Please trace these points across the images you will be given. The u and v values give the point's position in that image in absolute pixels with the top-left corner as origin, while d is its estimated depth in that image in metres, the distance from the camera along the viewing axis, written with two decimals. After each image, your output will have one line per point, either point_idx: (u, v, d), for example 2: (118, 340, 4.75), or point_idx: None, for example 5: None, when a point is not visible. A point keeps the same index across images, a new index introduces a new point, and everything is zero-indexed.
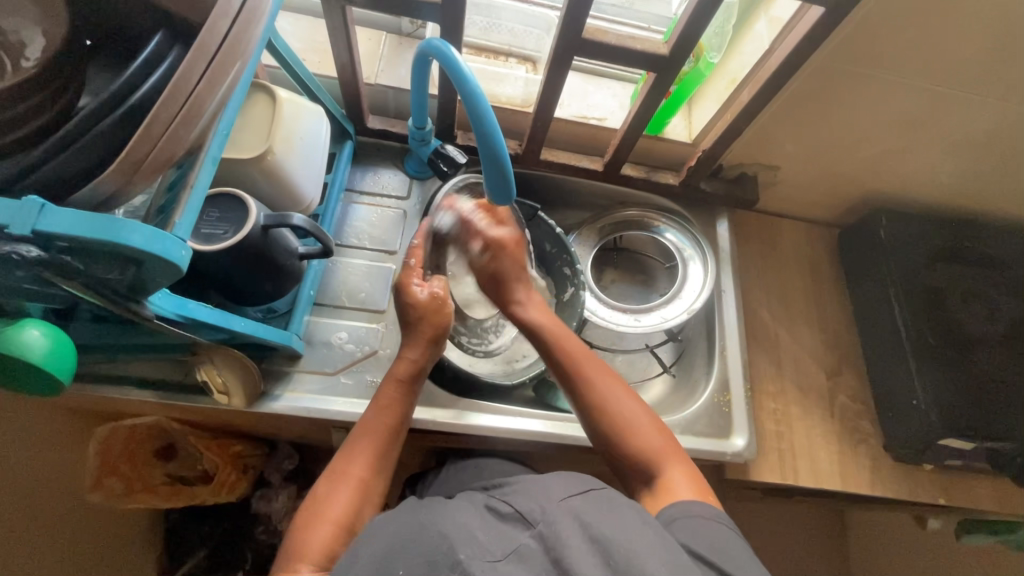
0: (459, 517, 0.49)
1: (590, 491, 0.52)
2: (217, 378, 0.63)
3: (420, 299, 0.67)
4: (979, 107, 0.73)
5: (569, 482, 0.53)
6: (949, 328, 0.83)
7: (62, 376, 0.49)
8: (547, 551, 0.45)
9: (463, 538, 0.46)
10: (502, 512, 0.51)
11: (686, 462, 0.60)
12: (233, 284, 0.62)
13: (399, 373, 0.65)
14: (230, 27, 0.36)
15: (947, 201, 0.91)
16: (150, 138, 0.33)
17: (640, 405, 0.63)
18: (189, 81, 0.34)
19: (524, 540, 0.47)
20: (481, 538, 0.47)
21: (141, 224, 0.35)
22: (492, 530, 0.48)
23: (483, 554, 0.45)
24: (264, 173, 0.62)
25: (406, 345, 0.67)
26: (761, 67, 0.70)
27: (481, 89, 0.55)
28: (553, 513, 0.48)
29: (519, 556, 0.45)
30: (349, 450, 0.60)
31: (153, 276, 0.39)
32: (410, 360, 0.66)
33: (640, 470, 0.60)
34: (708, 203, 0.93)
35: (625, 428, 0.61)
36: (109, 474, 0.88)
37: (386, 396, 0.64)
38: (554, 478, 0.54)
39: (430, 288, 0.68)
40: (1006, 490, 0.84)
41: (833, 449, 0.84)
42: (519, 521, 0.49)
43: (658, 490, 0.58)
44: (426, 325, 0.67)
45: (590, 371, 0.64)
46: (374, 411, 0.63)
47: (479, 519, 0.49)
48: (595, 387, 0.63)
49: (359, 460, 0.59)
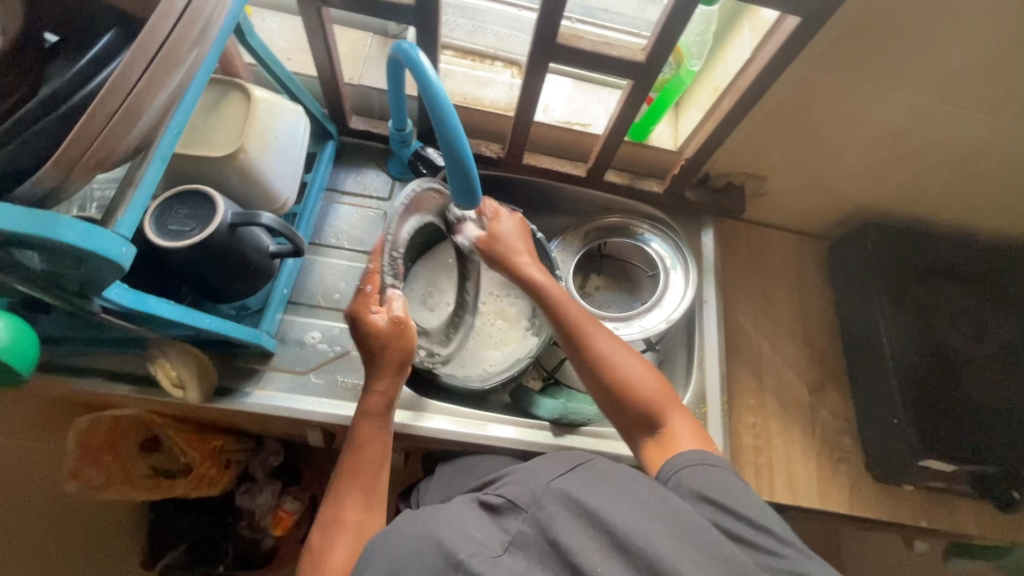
0: (452, 516, 0.48)
1: (579, 466, 0.53)
2: (172, 372, 0.62)
3: (382, 326, 0.63)
4: (966, 121, 0.71)
5: (554, 462, 0.54)
6: (935, 346, 0.81)
7: (21, 368, 0.49)
8: (542, 534, 0.47)
9: (457, 537, 0.45)
10: (494, 505, 0.50)
11: (683, 410, 0.61)
12: (204, 281, 0.62)
13: (371, 408, 0.65)
14: (174, 26, 0.36)
15: (939, 216, 0.89)
16: (87, 135, 0.33)
17: (638, 359, 0.64)
18: (129, 79, 0.34)
19: (518, 526, 0.48)
20: (477, 535, 0.46)
21: (77, 221, 0.35)
22: (487, 524, 0.48)
23: (482, 550, 0.45)
24: (237, 171, 0.62)
25: (374, 379, 0.65)
26: (741, 76, 0.69)
27: (445, 93, 0.55)
28: (544, 498, 0.49)
29: (518, 544, 0.47)
30: (339, 497, 0.60)
31: (98, 271, 0.40)
32: (382, 392, 0.65)
33: (642, 424, 0.61)
34: (694, 212, 0.92)
35: (625, 387, 0.62)
36: (89, 464, 0.89)
37: (364, 434, 0.64)
38: (537, 462, 0.55)
39: (391, 311, 0.64)
40: (989, 513, 0.82)
41: (812, 466, 0.83)
42: (511, 508, 0.50)
43: (662, 440, 0.59)
44: (393, 350, 0.64)
45: (589, 330, 0.67)
46: (354, 453, 0.62)
47: (472, 514, 0.49)
48: (594, 344, 0.65)
49: (350, 505, 0.59)
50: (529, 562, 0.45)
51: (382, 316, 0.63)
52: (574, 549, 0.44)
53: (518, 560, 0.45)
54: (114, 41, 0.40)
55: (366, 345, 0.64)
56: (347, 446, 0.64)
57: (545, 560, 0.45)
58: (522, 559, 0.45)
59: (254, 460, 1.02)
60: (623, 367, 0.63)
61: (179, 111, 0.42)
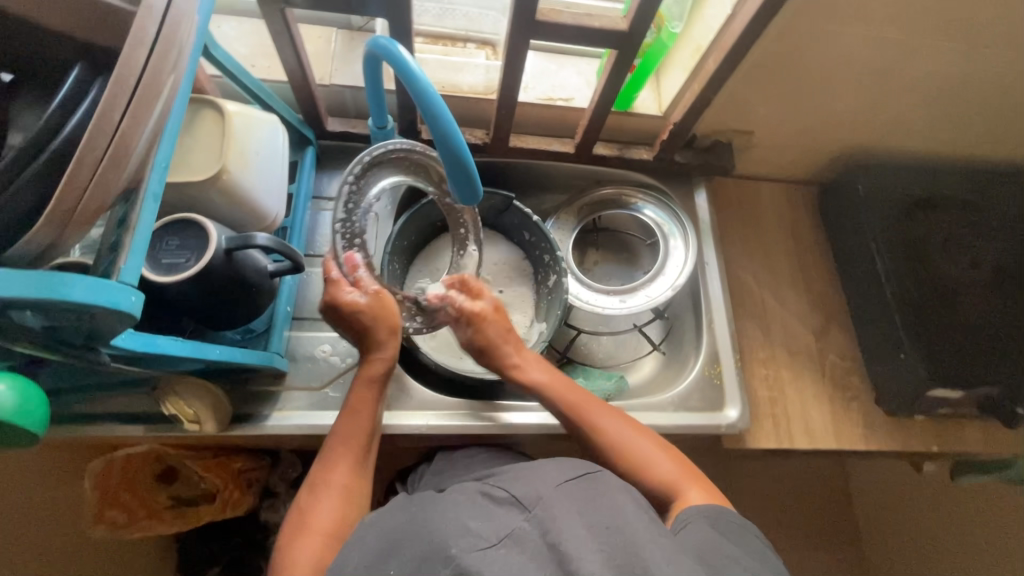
0: (451, 508, 0.52)
1: (585, 475, 0.54)
2: (188, 409, 0.61)
3: (359, 303, 0.63)
4: (948, 53, 0.71)
5: (562, 467, 0.55)
6: (932, 277, 0.82)
7: (33, 426, 0.48)
8: (542, 534, 0.47)
9: (454, 529, 0.48)
10: (496, 497, 0.53)
11: (700, 481, 0.62)
12: (203, 310, 0.59)
13: (371, 374, 0.66)
14: (150, 54, 0.34)
15: (923, 148, 0.90)
16: (76, 186, 0.31)
17: (651, 439, 0.66)
18: (111, 118, 0.32)
19: (519, 524, 0.49)
20: (473, 526, 0.49)
21: (81, 276, 0.34)
22: (488, 515, 0.51)
23: (475, 542, 0.47)
24: (222, 194, 0.60)
25: (375, 348, 0.66)
26: (724, 33, 0.68)
27: (432, 86, 0.52)
28: (547, 500, 0.50)
29: (514, 540, 0.47)
30: (329, 459, 0.62)
31: (109, 323, 0.38)
32: (384, 360, 0.66)
33: (661, 500, 0.62)
34: (685, 174, 0.92)
35: (634, 471, 0.64)
36: (110, 505, 0.88)
37: (359, 399, 0.65)
38: (544, 465, 0.56)
39: (364, 288, 0.64)
40: (994, 430, 0.86)
41: (826, 408, 0.85)
42: (514, 505, 0.51)
43: (675, 512, 0.60)
44: (382, 324, 0.65)
45: (589, 416, 0.68)
46: (347, 417, 0.64)
47: (473, 509, 0.51)
48: (598, 430, 0.67)
49: (340, 468, 0.61)
50: (525, 557, 0.46)
51: (356, 296, 0.63)
52: (572, 555, 0.44)
53: (514, 555, 0.46)
54: (82, 76, 0.37)
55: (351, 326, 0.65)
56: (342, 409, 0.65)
57: (540, 560, 0.45)
58: (518, 553, 0.46)
59: (274, 476, 1.02)
60: (632, 448, 0.65)
61: (163, 142, 0.39)
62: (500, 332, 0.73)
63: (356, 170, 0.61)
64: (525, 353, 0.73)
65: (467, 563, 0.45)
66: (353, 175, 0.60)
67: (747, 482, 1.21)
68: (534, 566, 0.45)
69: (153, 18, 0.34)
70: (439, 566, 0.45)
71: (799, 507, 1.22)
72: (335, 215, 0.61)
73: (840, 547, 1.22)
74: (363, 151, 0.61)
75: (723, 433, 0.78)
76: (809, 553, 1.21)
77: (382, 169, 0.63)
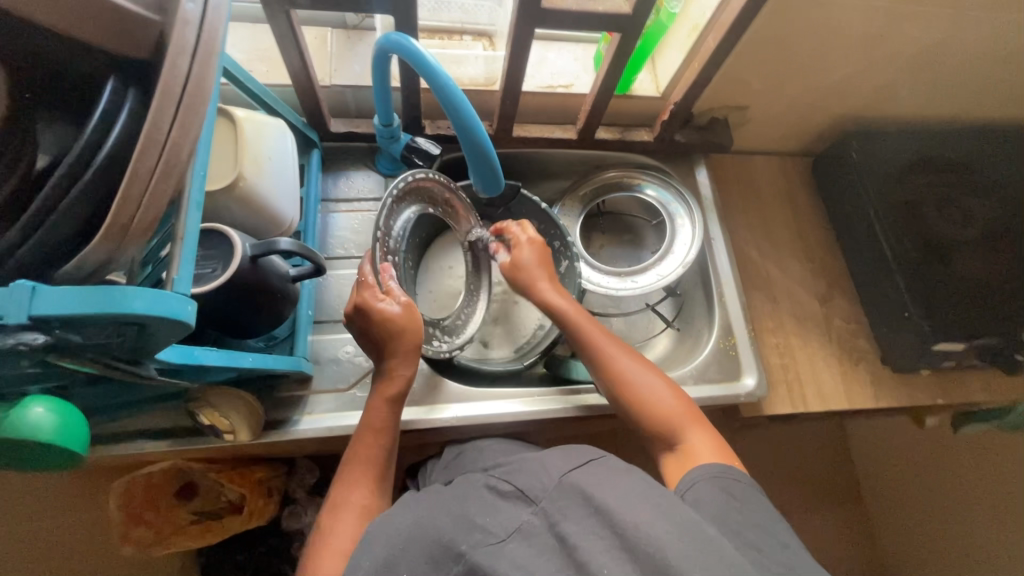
0: (460, 504, 0.54)
1: (592, 461, 0.55)
2: (223, 420, 0.62)
3: (393, 313, 0.60)
4: (936, 19, 0.73)
5: (564, 456, 0.56)
6: (929, 236, 0.85)
7: (77, 448, 0.47)
8: (550, 527, 0.49)
9: (461, 528, 0.51)
10: (501, 490, 0.55)
11: (703, 427, 0.64)
12: (229, 318, 0.59)
13: (389, 392, 0.64)
14: (191, 63, 0.34)
15: (910, 112, 0.93)
16: (133, 199, 0.31)
17: (663, 379, 0.68)
18: (161, 130, 0.32)
19: (527, 517, 0.51)
20: (482, 521, 0.51)
21: (141, 289, 0.34)
22: (496, 508, 0.53)
23: (485, 538, 0.49)
24: (239, 201, 0.59)
25: (396, 363, 0.64)
26: (722, 11, 0.69)
27: (452, 79, 0.54)
28: (554, 491, 0.52)
29: (523, 533, 0.50)
30: (348, 482, 0.62)
31: (159, 335, 0.38)
32: (404, 377, 0.64)
33: (666, 442, 0.64)
34: (685, 153, 0.93)
35: (646, 403, 0.66)
36: (135, 524, 0.87)
37: (372, 412, 0.64)
38: (552, 453, 0.57)
39: (398, 297, 0.61)
40: (996, 380, 0.89)
41: (836, 371, 0.88)
42: (520, 498, 0.53)
43: (683, 457, 0.62)
44: (405, 339, 0.62)
45: (608, 352, 0.70)
46: (366, 435, 0.63)
47: (481, 503, 0.54)
48: (615, 365, 0.69)
49: (358, 489, 0.62)
50: (534, 552, 0.48)
51: (390, 303, 0.60)
52: (581, 547, 0.46)
53: (523, 548, 0.48)
54: (115, 89, 0.37)
55: (380, 334, 0.62)
56: (359, 429, 0.65)
57: (549, 553, 0.47)
58: (527, 548, 0.48)
59: (292, 482, 1.00)
60: (646, 387, 0.67)
61: (199, 153, 0.40)
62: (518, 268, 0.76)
63: (400, 187, 0.62)
64: (562, 294, 0.75)
65: (476, 559, 0.47)
66: (395, 194, 0.62)
67: (758, 449, 1.24)
68: (544, 558, 0.47)
69: (191, 27, 0.35)
70: (451, 564, 0.49)
71: (807, 469, 1.27)
72: (376, 225, 0.60)
73: (848, 505, 1.27)
74: (408, 173, 0.64)
75: (742, 402, 0.80)
76: (819, 513, 1.25)
77: (416, 194, 0.67)
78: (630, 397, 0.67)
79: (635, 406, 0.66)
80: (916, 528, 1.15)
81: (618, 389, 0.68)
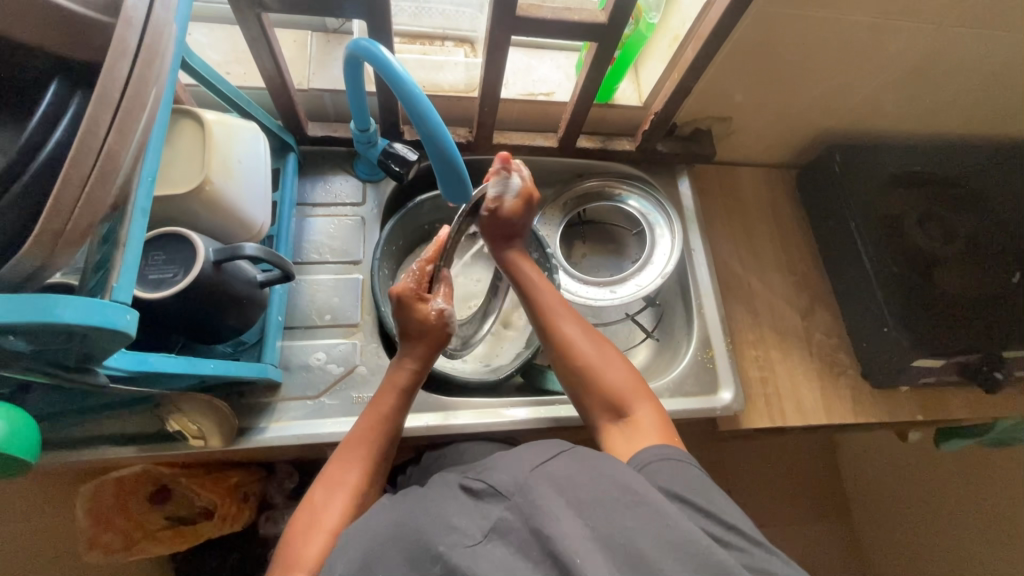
0: (435, 503, 0.49)
1: (562, 452, 0.51)
2: (192, 425, 0.61)
3: (430, 316, 0.65)
4: (916, 35, 0.73)
5: (537, 447, 0.52)
6: (911, 251, 0.84)
7: (27, 455, 0.46)
8: (526, 522, 0.45)
9: (437, 526, 0.45)
10: (475, 487, 0.49)
11: (655, 405, 0.62)
12: (193, 323, 0.58)
13: (398, 383, 0.64)
14: (131, 68, 0.33)
15: (893, 126, 0.93)
16: (64, 207, 0.31)
17: (617, 356, 0.66)
18: (97, 134, 0.32)
19: (501, 513, 0.46)
20: (458, 522, 0.46)
21: (74, 297, 0.34)
22: (469, 508, 0.48)
23: (462, 539, 0.45)
24: (205, 205, 0.59)
25: (405, 353, 0.66)
26: (701, 22, 0.69)
27: (418, 88, 0.53)
28: (525, 485, 0.47)
29: (500, 532, 0.45)
30: (344, 456, 0.59)
31: (102, 345, 0.38)
32: (411, 369, 0.65)
33: (610, 415, 0.62)
34: (667, 163, 0.93)
35: (594, 375, 0.64)
36: (104, 529, 0.85)
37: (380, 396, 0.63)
38: (520, 447, 0.52)
39: (437, 304, 0.66)
40: (976, 396, 0.88)
41: (816, 385, 0.87)
42: (493, 494, 0.48)
43: (627, 430, 0.60)
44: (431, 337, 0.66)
45: (564, 316, 0.68)
46: (370, 416, 0.62)
47: (454, 502, 0.48)
48: (570, 333, 0.67)
49: (357, 467, 0.59)
50: (513, 552, 0.44)
51: (430, 308, 0.65)
52: (558, 540, 0.43)
53: (501, 550, 0.44)
54: (59, 92, 0.36)
55: (408, 328, 0.65)
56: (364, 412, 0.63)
57: (526, 550, 0.44)
58: (505, 548, 0.44)
59: (271, 487, 0.98)
60: (597, 355, 0.65)
61: (147, 159, 0.40)
62: (510, 225, 0.72)
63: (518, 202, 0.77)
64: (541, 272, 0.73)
65: (456, 561, 0.43)
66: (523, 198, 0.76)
67: (741, 463, 1.23)
68: (524, 560, 0.44)
69: (134, 29, 0.35)
70: (430, 565, 0.44)
71: (791, 483, 1.25)
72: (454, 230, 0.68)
73: (833, 522, 1.25)
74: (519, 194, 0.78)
75: (719, 415, 0.79)
76: (804, 529, 1.23)
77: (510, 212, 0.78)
78: (581, 367, 0.65)
79: (588, 377, 0.64)
80: (898, 544, 1.14)
81: (571, 358, 0.66)
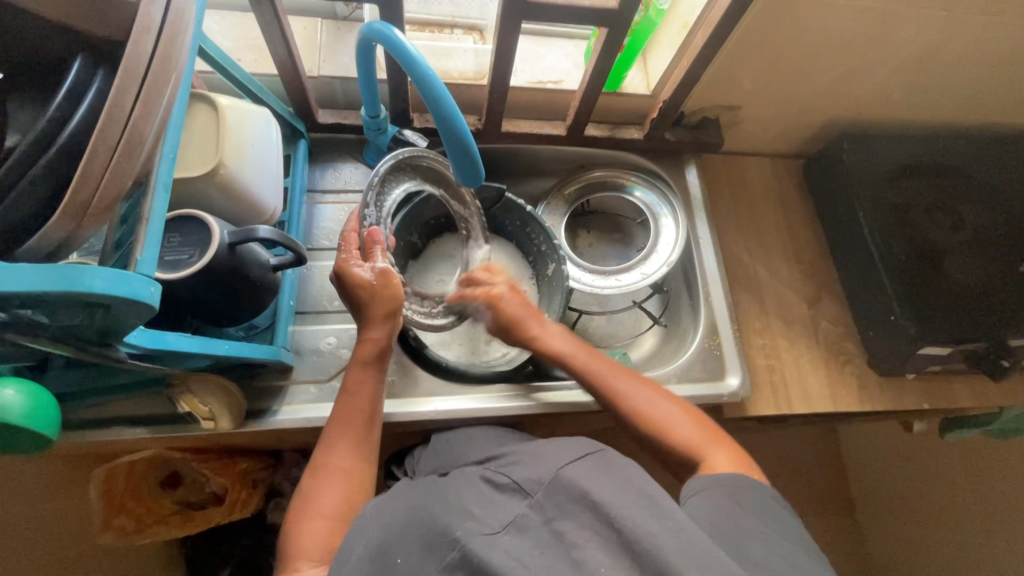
0: (455, 493, 0.50)
1: (589, 454, 0.52)
2: (201, 407, 0.62)
3: (367, 281, 0.62)
4: (927, 22, 0.73)
5: (567, 448, 0.53)
6: (918, 239, 0.84)
7: (47, 431, 0.47)
8: (545, 523, 0.46)
9: (457, 515, 0.47)
10: (499, 483, 0.52)
11: (726, 444, 0.62)
12: (208, 303, 0.58)
13: (360, 356, 0.64)
14: (156, 43, 0.34)
15: (900, 115, 0.93)
16: (91, 178, 0.31)
17: (681, 407, 0.65)
18: (123, 107, 0.32)
19: (522, 510, 0.48)
20: (477, 512, 0.47)
21: (102, 269, 0.34)
22: (491, 500, 0.50)
23: (480, 528, 0.45)
24: (219, 188, 0.59)
25: (364, 327, 0.64)
26: (711, 7, 0.69)
27: (432, 70, 0.54)
28: (549, 486, 0.49)
29: (519, 526, 0.46)
30: (330, 442, 0.59)
31: (126, 319, 0.38)
32: (372, 339, 0.64)
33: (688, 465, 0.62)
34: (675, 151, 0.93)
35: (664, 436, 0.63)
36: (117, 512, 0.85)
37: (353, 383, 0.63)
38: (551, 447, 0.55)
39: (373, 265, 0.62)
40: (981, 385, 0.88)
41: (821, 373, 0.87)
42: (516, 491, 0.50)
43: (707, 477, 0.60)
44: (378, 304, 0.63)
45: (620, 385, 0.67)
46: (348, 399, 0.62)
47: (477, 495, 0.50)
48: (630, 398, 0.66)
49: (340, 451, 0.59)
50: (529, 543, 0.44)
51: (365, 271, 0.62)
52: (578, 545, 0.44)
53: (518, 540, 0.45)
54: (83, 68, 0.37)
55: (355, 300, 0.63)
56: (341, 396, 0.63)
57: (545, 546, 0.44)
58: (522, 540, 0.45)
59: (278, 475, 0.98)
60: (662, 412, 0.64)
61: (169, 135, 0.42)
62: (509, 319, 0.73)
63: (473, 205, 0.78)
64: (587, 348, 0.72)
65: (472, 547, 0.43)
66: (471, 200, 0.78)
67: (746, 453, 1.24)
68: (538, 551, 0.44)
69: (157, 7, 0.35)
70: (446, 550, 0.44)
71: (795, 473, 1.26)
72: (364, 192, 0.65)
73: (837, 513, 1.26)
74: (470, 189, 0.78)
75: (725, 402, 0.79)
76: (808, 522, 1.24)
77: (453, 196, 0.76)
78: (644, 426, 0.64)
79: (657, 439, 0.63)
80: (903, 535, 1.14)
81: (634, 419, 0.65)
